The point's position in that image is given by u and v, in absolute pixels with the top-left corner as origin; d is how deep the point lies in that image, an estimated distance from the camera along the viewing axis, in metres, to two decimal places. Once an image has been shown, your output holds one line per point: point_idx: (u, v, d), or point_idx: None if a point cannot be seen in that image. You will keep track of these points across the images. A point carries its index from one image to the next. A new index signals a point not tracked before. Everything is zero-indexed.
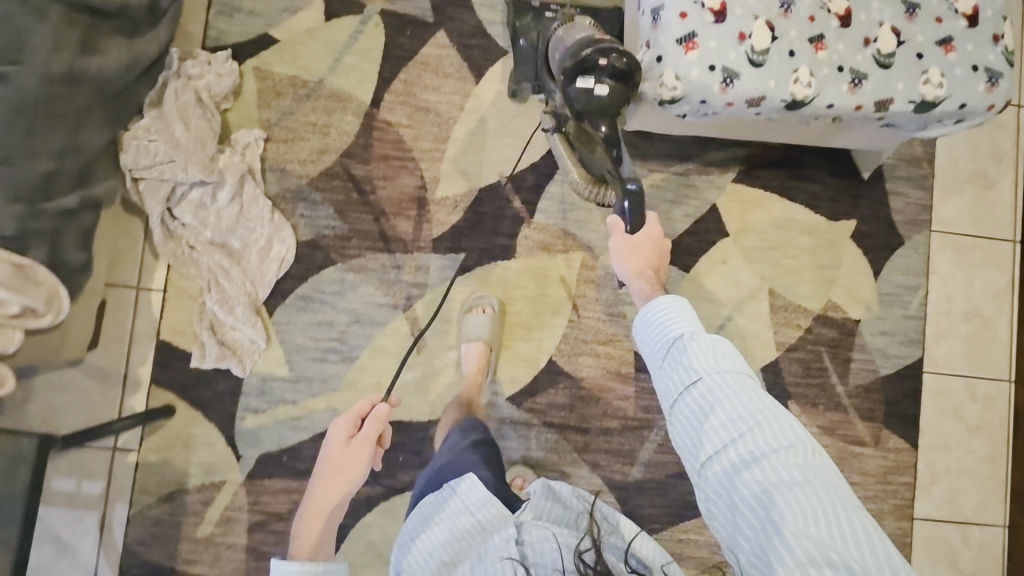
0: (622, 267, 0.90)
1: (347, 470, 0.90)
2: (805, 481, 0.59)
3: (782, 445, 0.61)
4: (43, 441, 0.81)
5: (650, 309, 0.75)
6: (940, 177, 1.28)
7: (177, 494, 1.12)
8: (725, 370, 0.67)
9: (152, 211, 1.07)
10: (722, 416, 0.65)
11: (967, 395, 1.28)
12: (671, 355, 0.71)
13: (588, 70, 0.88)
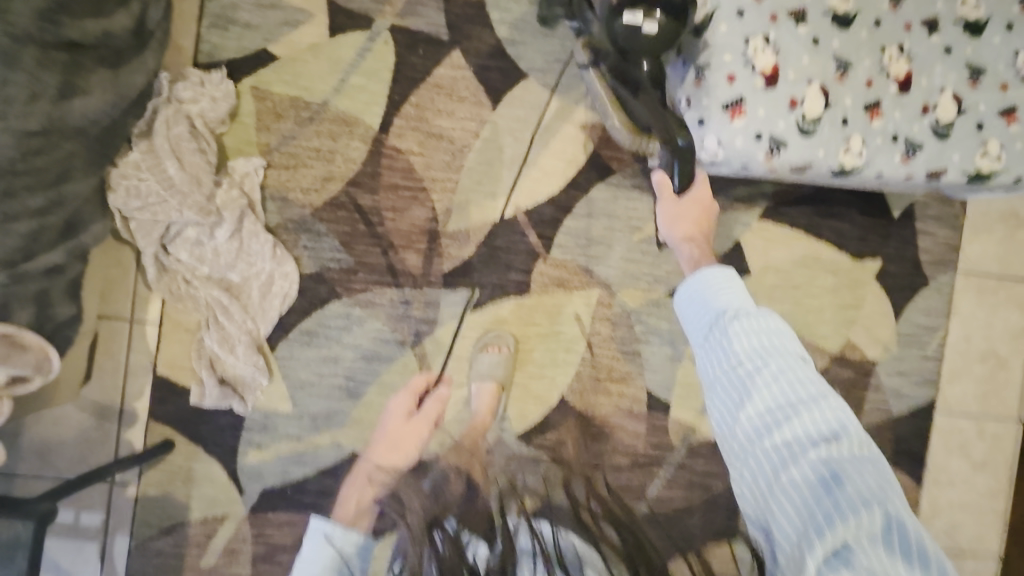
0: (673, 233, 1.09)
1: (403, 446, 1.07)
2: (843, 475, 0.62)
3: (823, 438, 0.64)
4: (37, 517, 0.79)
5: (698, 284, 0.84)
6: (971, 218, 1.23)
7: (179, 527, 1.10)
8: (769, 350, 0.72)
9: (146, 251, 1.02)
10: (764, 403, 0.68)
11: (976, 434, 1.26)
12: (717, 333, 0.77)
13: (638, 4, 0.78)
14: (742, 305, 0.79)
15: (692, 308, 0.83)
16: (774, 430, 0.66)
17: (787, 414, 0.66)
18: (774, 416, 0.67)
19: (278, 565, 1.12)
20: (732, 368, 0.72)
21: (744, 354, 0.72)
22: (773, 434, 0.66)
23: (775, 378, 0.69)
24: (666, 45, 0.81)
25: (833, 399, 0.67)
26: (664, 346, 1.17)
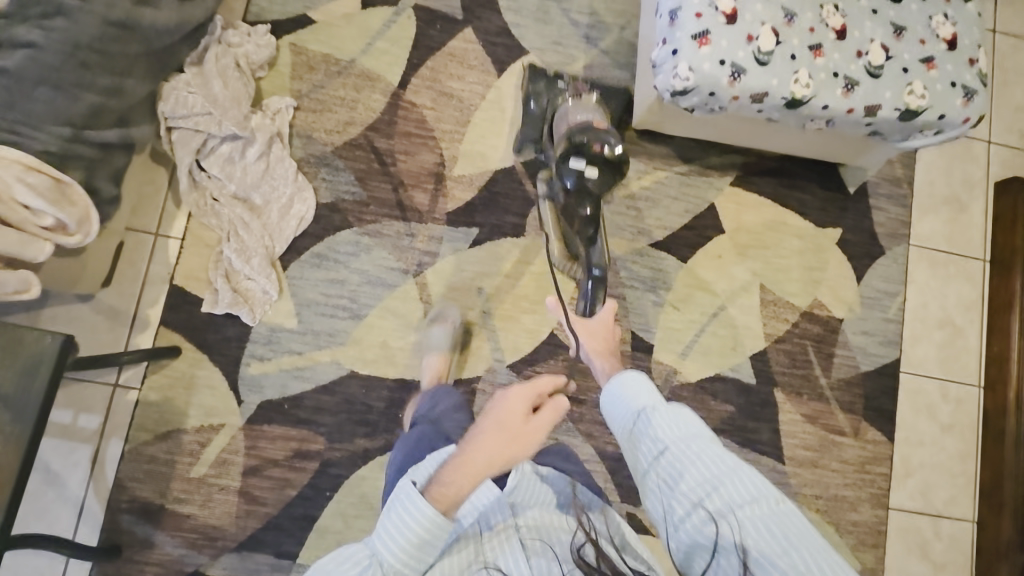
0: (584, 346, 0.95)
1: (521, 444, 0.73)
2: (773, 535, 0.60)
3: (749, 500, 0.63)
4: (65, 344, 0.81)
5: (612, 386, 0.79)
6: (917, 198, 1.37)
7: (174, 433, 1.12)
8: (684, 432, 0.70)
9: (182, 161, 1.12)
10: (689, 481, 0.66)
11: (940, 395, 1.33)
12: (636, 432, 0.74)
13: (581, 154, 0.98)
14: (655, 398, 0.76)
15: (610, 415, 0.80)
16: (700, 506, 0.64)
17: (706, 488, 0.64)
18: (702, 495, 0.64)
19: (267, 480, 1.13)
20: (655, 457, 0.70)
21: (664, 441, 0.70)
22: (699, 508, 0.64)
23: (685, 454, 0.68)
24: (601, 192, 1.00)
25: (750, 466, 0.66)
26: (646, 292, 1.26)
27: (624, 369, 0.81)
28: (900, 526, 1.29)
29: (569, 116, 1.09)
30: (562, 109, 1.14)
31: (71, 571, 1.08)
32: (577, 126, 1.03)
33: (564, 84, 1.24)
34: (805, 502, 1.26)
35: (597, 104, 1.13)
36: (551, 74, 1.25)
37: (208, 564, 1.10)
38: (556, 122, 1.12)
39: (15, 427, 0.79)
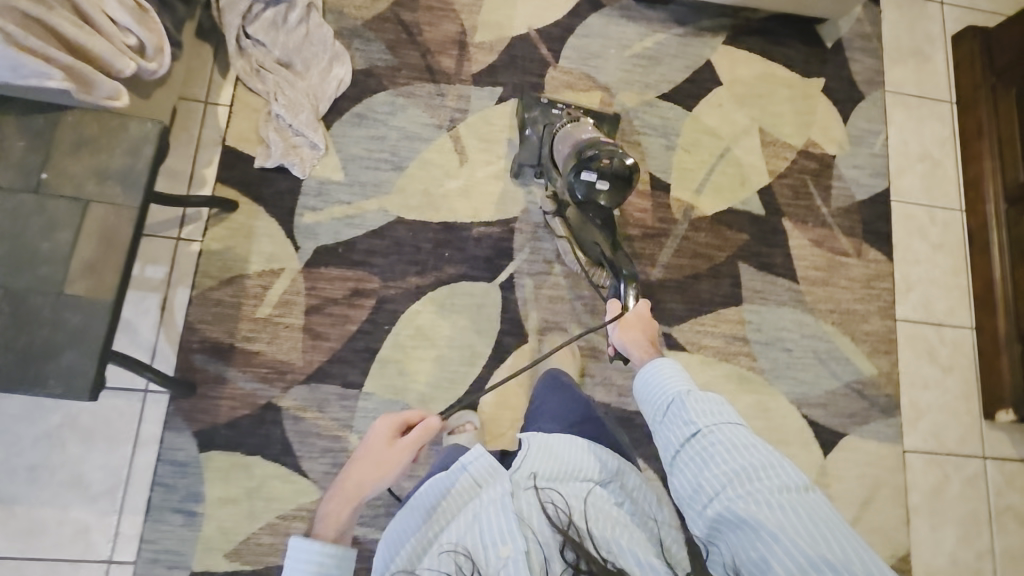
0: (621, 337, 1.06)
1: (384, 467, 0.90)
2: (793, 514, 0.67)
3: (775, 482, 0.70)
4: (166, 126, 0.87)
5: (649, 373, 0.89)
6: (888, 50, 1.54)
7: (238, 279, 1.18)
8: (720, 417, 0.79)
9: (231, 25, 1.23)
10: (717, 464, 0.74)
11: (928, 219, 1.46)
12: (672, 413, 0.83)
13: (592, 166, 1.02)
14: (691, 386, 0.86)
15: (646, 399, 0.89)
16: (725, 493, 0.71)
17: (735, 468, 0.72)
18: (727, 477, 0.72)
19: (328, 317, 1.19)
20: (690, 436, 0.79)
21: (699, 423, 0.80)
22: (726, 481, 0.72)
23: (721, 434, 0.77)
24: (613, 201, 1.06)
25: (779, 457, 0.73)
26: (659, 138, 1.39)
27: (657, 359, 0.92)
28: (907, 335, 1.38)
29: (570, 136, 1.12)
30: (561, 131, 1.16)
31: (148, 412, 1.09)
32: (582, 142, 1.06)
33: (559, 108, 1.25)
34: (820, 315, 1.36)
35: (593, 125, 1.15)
36: (545, 100, 1.26)
37: (280, 396, 1.14)
38: (558, 142, 1.15)
39: (129, 196, 0.84)
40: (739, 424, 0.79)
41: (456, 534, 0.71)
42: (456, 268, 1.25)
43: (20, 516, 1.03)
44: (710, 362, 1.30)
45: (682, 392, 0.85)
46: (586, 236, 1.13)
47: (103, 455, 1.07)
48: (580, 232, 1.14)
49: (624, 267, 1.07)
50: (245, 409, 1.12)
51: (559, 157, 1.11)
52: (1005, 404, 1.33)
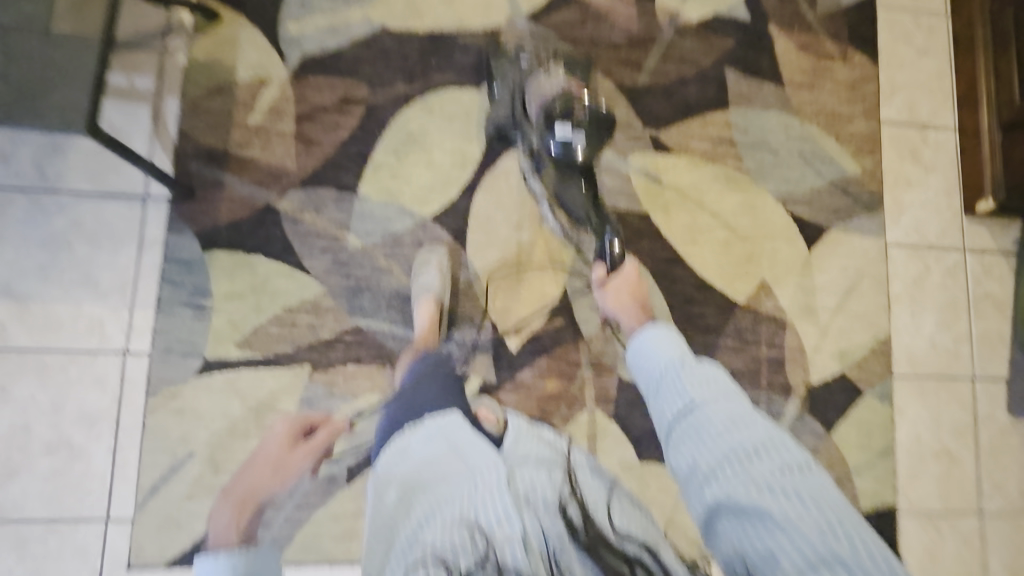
0: (609, 303, 1.10)
1: (280, 472, 1.09)
2: (790, 492, 0.76)
3: (770, 462, 0.80)
4: None
5: (645, 339, 1.01)
6: None
7: (227, 88, 1.17)
8: (720, 394, 0.92)
9: None
10: (716, 443, 0.85)
11: (914, 24, 1.45)
12: (667, 382, 0.96)
13: None
14: (683, 353, 0.98)
15: (640, 366, 1.01)
16: (722, 470, 0.82)
17: (738, 447, 0.83)
18: (724, 456, 0.83)
19: (320, 125, 1.18)
20: (685, 409, 0.91)
21: (696, 398, 0.92)
22: (729, 458, 0.83)
23: (723, 412, 0.89)
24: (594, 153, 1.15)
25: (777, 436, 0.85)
26: None
27: (652, 329, 1.02)
28: (892, 136, 1.40)
29: (537, 91, 1.16)
30: (528, 84, 1.19)
31: (151, 216, 1.11)
32: (556, 97, 1.14)
33: (524, 57, 1.22)
34: (805, 118, 1.37)
35: (568, 78, 1.17)
36: (507, 49, 1.24)
37: (277, 199, 1.15)
38: (526, 98, 1.18)
39: None
40: (739, 398, 0.92)
41: (456, 514, 0.79)
42: (444, 76, 1.23)
43: (35, 311, 1.06)
44: (697, 163, 1.31)
45: (679, 360, 0.97)
46: (564, 194, 1.16)
47: (110, 255, 1.08)
48: (560, 192, 1.16)
49: (609, 225, 1.13)
50: (244, 211, 1.14)
51: (533, 114, 1.16)
52: (984, 194, 1.37)
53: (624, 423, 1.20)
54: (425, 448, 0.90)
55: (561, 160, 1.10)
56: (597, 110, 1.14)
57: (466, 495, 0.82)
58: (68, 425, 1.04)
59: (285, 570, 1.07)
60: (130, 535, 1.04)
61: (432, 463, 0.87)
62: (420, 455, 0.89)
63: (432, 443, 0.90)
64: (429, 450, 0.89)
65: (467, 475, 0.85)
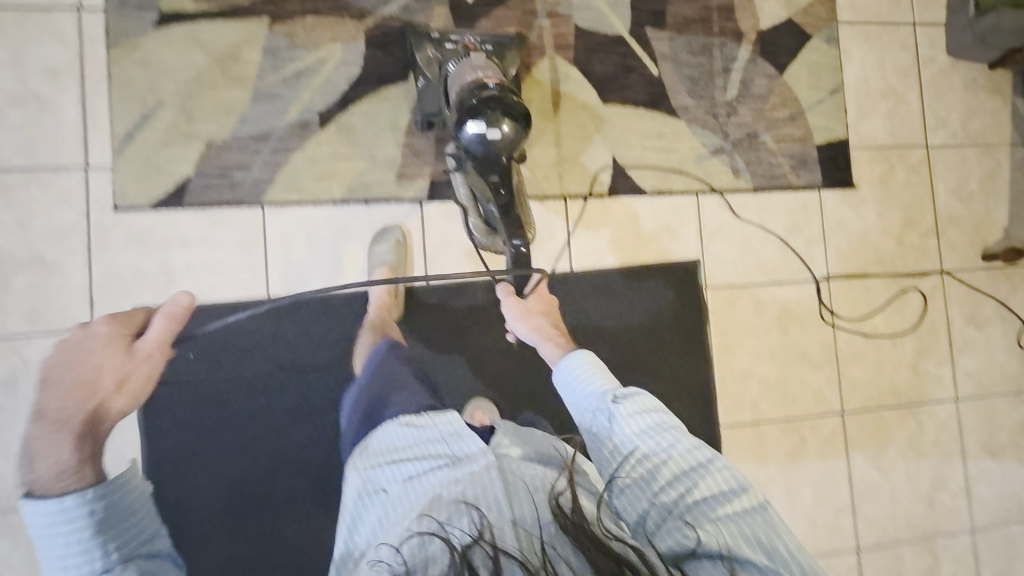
0: (522, 329, 1.13)
1: None
2: (742, 519, 0.80)
3: (723, 492, 0.83)
4: None
5: (569, 368, 1.05)
6: None
7: None
8: (654, 429, 0.91)
9: None
10: (665, 475, 0.86)
11: None
12: (600, 426, 0.97)
13: (481, 117, 0.95)
14: (612, 386, 1.02)
15: (572, 395, 1.03)
16: (677, 513, 0.82)
17: (676, 479, 0.85)
18: (674, 491, 0.84)
19: None
20: (625, 453, 0.90)
21: (638, 443, 0.90)
22: (651, 474, 0.87)
23: (665, 454, 0.88)
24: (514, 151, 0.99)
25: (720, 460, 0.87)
26: None
27: (575, 354, 1.07)
28: None
29: (457, 78, 1.02)
30: (454, 71, 1.04)
31: None
32: (467, 88, 0.98)
33: (450, 50, 1.08)
34: None
35: (487, 62, 1.04)
36: (436, 34, 1.08)
37: None
38: (450, 85, 1.03)
39: None
40: (666, 421, 0.93)
41: (452, 486, 0.87)
42: None
43: None
44: None
45: (609, 396, 0.99)
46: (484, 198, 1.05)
47: None
48: (477, 193, 1.06)
49: (517, 236, 1.01)
50: None
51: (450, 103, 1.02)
52: None
53: (584, 69, 1.24)
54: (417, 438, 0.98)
55: (473, 162, 1.00)
56: (511, 105, 0.96)
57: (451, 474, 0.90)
58: (33, 79, 1.05)
59: (270, 211, 1.12)
60: (111, 180, 1.07)
61: (417, 454, 0.95)
62: (414, 449, 0.96)
63: (428, 443, 0.96)
64: (421, 437, 0.98)
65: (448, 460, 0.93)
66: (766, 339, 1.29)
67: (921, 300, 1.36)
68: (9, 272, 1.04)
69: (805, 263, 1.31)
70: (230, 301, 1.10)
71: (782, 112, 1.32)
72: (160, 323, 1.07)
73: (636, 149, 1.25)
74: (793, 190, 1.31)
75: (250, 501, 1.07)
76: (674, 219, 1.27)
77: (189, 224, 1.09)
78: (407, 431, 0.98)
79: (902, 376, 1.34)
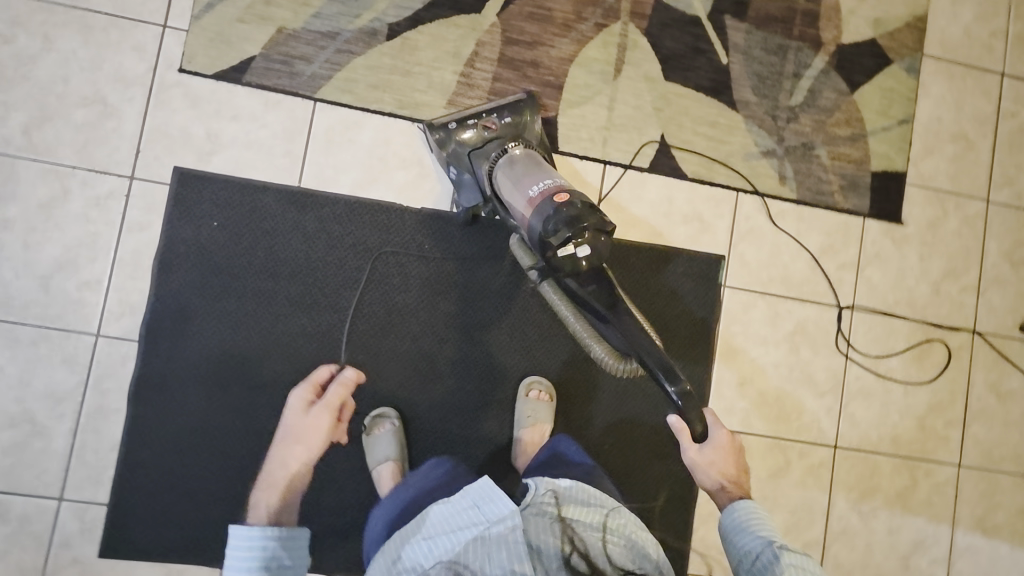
0: (706, 477, 1.05)
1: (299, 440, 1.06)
2: None
3: None
4: None
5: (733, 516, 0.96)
6: None
7: None
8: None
9: None
10: None
11: None
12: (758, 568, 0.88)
13: (569, 240, 0.86)
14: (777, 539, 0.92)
15: (735, 539, 0.94)
16: None
17: None
18: None
19: None
20: None
21: None
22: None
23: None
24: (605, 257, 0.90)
25: None
26: None
27: (743, 502, 0.98)
28: None
29: (520, 191, 0.95)
30: (506, 180, 0.99)
31: None
32: (536, 202, 0.91)
33: (493, 158, 1.04)
34: None
35: (535, 161, 1.00)
36: (451, 124, 1.07)
37: None
38: (512, 205, 0.97)
39: None
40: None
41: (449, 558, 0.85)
42: None
43: None
44: None
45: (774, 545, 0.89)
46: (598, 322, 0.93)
47: None
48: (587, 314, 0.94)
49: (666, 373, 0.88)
50: None
51: (521, 223, 0.95)
52: None
53: (653, 42, 1.24)
54: (445, 511, 0.91)
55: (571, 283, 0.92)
56: (593, 218, 0.87)
57: (479, 535, 0.86)
58: None
59: (321, 105, 1.15)
60: (183, 43, 1.12)
61: (439, 522, 0.89)
62: (446, 525, 0.89)
63: (462, 511, 0.89)
64: (453, 513, 0.90)
65: (479, 529, 0.86)
66: (774, 353, 1.26)
67: (945, 354, 1.30)
68: (71, 104, 1.09)
69: (832, 286, 1.28)
70: (262, 181, 1.13)
71: (845, 130, 1.29)
72: (194, 186, 1.11)
73: (686, 132, 1.24)
74: (837, 211, 1.28)
75: (235, 375, 1.10)
76: (708, 211, 1.25)
77: (244, 101, 1.13)
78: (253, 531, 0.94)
79: (905, 425, 1.29)
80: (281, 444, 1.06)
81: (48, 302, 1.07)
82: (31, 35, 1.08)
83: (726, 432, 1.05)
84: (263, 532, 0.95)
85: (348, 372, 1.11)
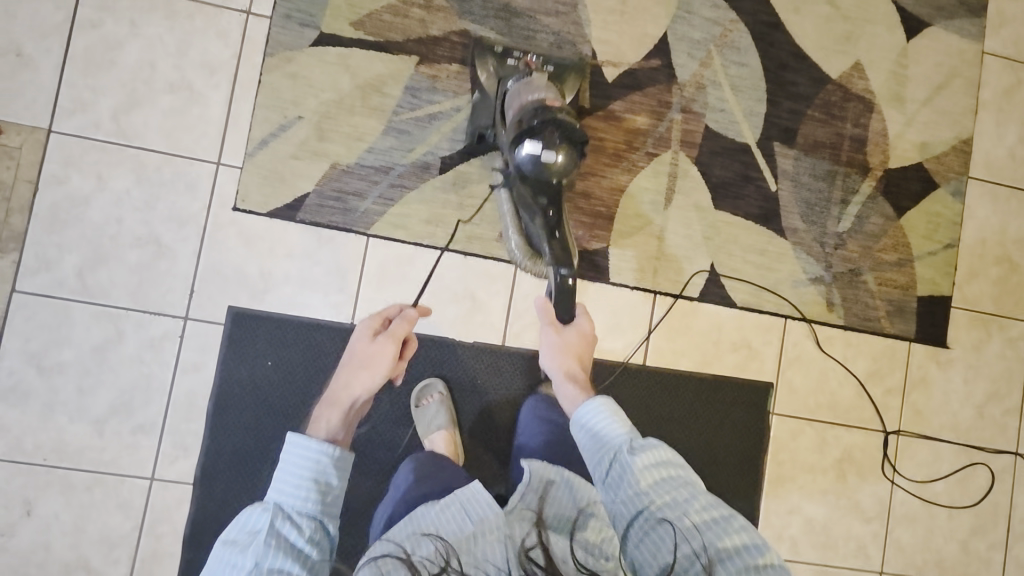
0: (559, 366, 1.08)
1: (369, 368, 1.00)
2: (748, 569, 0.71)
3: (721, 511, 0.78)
4: None
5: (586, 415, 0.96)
6: None
7: None
8: (661, 474, 0.84)
9: None
10: (651, 472, 0.84)
11: None
12: (613, 472, 0.87)
13: (537, 137, 0.93)
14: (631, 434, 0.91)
15: (586, 441, 0.94)
16: (669, 475, 0.84)
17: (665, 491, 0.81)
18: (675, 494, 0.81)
19: None
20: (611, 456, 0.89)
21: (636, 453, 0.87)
22: (678, 572, 0.72)
23: (681, 506, 0.78)
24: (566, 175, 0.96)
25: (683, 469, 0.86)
26: None
27: (596, 401, 0.96)
28: None
29: (523, 96, 0.99)
30: (516, 89, 1.01)
31: None
32: (528, 105, 0.97)
33: (515, 82, 1.03)
34: None
35: (549, 85, 1.01)
36: (498, 47, 1.06)
37: None
38: (507, 101, 1.02)
39: None
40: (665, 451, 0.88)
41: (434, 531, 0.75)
42: None
43: None
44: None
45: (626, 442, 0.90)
46: (530, 216, 1.03)
47: None
48: (525, 213, 1.04)
49: (563, 265, 0.97)
50: None
51: (507, 121, 1.01)
52: None
53: (704, 170, 1.24)
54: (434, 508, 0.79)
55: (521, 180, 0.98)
56: (567, 124, 0.95)
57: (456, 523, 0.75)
58: (191, 70, 1.10)
59: (373, 241, 1.14)
60: (238, 180, 1.11)
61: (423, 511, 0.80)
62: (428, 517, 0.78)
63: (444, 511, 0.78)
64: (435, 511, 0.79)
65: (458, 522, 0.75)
66: (822, 480, 1.26)
67: (988, 477, 1.31)
68: (124, 245, 1.08)
69: (878, 412, 1.28)
70: (316, 319, 1.12)
71: (891, 255, 1.29)
72: (248, 325, 1.10)
73: (736, 260, 1.24)
74: (883, 336, 1.29)
75: None
76: (757, 337, 1.25)
77: (298, 238, 1.12)
78: (312, 443, 0.86)
79: (949, 550, 1.29)
80: (345, 369, 1.01)
81: (104, 447, 1.06)
82: (84, 174, 1.07)
83: (591, 322, 1.11)
84: (321, 447, 0.87)
85: (414, 310, 1.06)
